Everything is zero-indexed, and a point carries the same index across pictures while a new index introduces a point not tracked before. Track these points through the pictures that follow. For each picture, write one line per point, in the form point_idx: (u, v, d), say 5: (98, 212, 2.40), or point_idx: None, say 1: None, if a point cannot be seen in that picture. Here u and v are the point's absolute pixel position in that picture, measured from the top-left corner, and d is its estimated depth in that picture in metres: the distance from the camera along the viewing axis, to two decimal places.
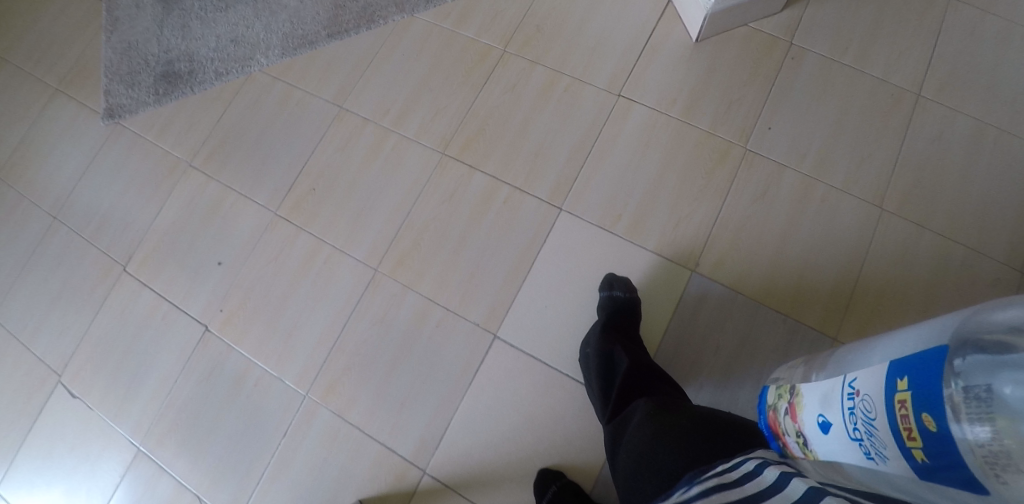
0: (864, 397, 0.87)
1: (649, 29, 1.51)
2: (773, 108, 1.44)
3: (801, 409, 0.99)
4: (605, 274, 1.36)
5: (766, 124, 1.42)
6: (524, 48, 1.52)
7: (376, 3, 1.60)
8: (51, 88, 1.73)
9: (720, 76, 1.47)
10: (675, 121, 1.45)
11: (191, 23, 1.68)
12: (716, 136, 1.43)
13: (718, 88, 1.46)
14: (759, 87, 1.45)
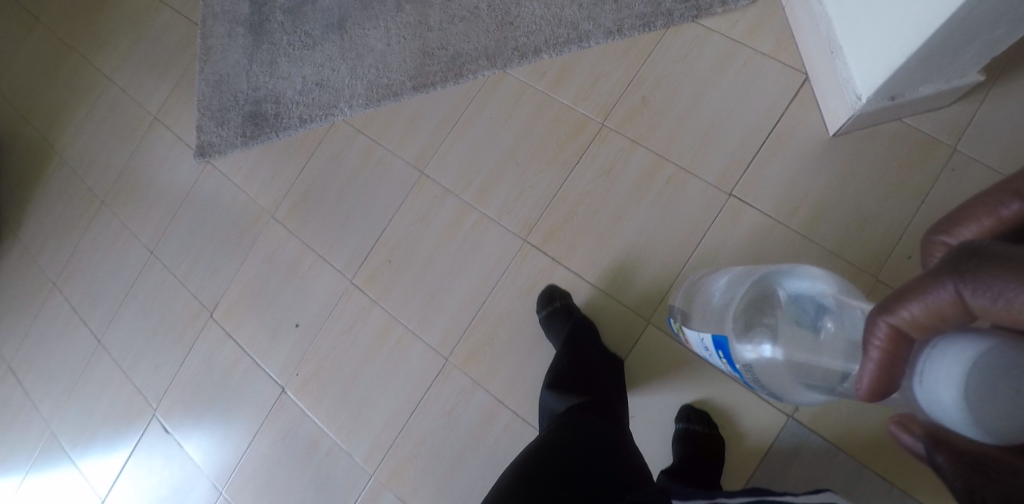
0: (714, 351, 0.95)
1: (777, 113, 1.30)
2: (918, 230, 1.22)
3: (687, 338, 1.05)
4: (683, 406, 1.21)
5: (905, 252, 1.21)
6: (624, 124, 1.34)
7: (467, 55, 1.46)
8: (149, 115, 1.73)
9: (857, 186, 1.26)
10: (794, 234, 1.25)
11: (280, 60, 1.63)
12: (843, 257, 1.23)
13: (852, 197, 1.26)
14: (904, 201, 1.24)
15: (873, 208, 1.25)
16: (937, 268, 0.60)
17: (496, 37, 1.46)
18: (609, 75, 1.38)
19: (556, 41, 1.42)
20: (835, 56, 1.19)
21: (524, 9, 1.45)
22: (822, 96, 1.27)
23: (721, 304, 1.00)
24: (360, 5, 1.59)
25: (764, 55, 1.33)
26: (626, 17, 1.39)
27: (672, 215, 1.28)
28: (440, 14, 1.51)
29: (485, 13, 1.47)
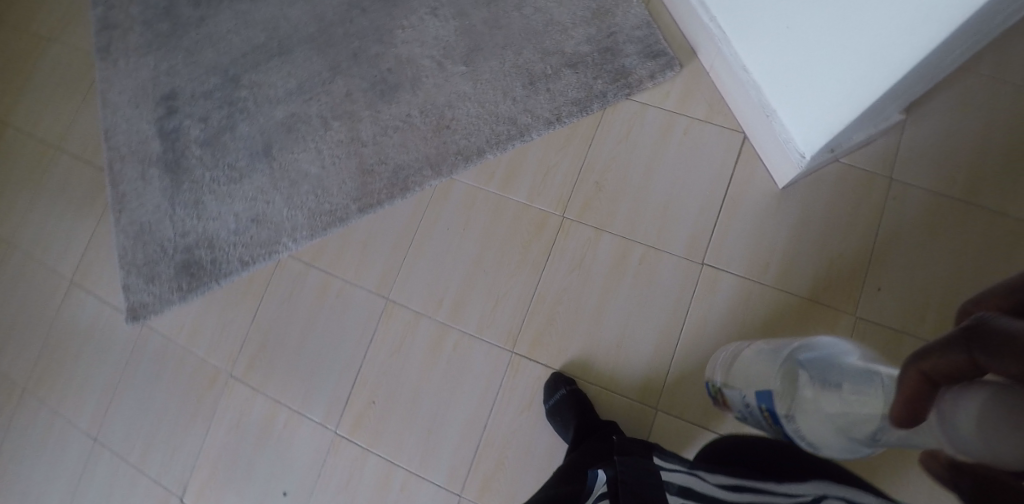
0: (750, 408, 0.96)
1: (728, 175, 1.32)
2: (880, 264, 1.25)
3: (728, 399, 1.06)
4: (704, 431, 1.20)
5: (874, 285, 1.24)
6: (584, 213, 1.34)
7: (409, 166, 1.43)
8: (65, 281, 1.57)
9: (815, 228, 1.28)
10: (771, 290, 1.26)
11: (205, 198, 1.50)
12: (820, 303, 1.24)
13: (814, 243, 1.27)
14: (861, 236, 1.26)
15: (836, 247, 1.26)
16: (951, 333, 0.58)
17: (435, 143, 1.43)
18: (558, 165, 1.37)
19: (497, 139, 1.40)
20: (772, 118, 1.21)
21: (458, 110, 1.43)
22: (767, 150, 1.29)
23: (762, 360, 1.00)
24: (282, 128, 1.50)
25: (701, 121, 1.35)
26: (562, 105, 1.40)
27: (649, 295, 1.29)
28: (372, 127, 1.46)
29: (419, 120, 1.45)
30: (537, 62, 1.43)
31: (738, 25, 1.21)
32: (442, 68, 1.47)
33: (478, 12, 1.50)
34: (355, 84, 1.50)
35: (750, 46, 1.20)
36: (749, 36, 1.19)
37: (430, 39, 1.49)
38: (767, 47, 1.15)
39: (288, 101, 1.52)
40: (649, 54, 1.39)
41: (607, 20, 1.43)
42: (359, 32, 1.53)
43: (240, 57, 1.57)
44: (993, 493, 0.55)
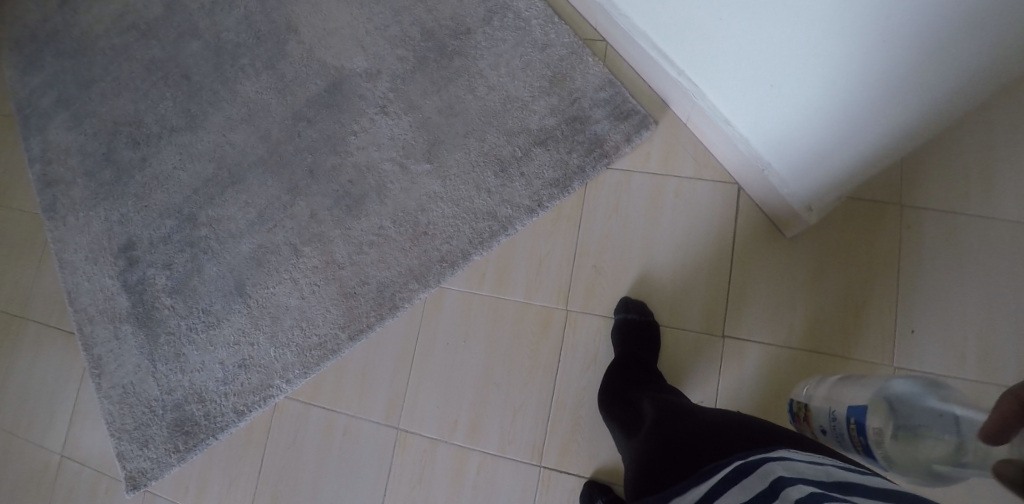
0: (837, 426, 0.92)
1: (731, 234, 1.24)
2: (908, 303, 1.17)
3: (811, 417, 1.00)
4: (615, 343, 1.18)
5: (908, 327, 1.16)
6: (589, 301, 1.26)
7: (392, 282, 1.33)
8: (54, 457, 1.42)
9: (835, 278, 1.20)
10: (801, 352, 1.17)
11: (185, 349, 1.39)
12: (856, 357, 1.16)
13: (837, 294, 1.19)
14: (883, 277, 1.18)
15: (862, 293, 1.18)
16: None
17: (415, 253, 1.33)
18: (552, 253, 1.28)
19: (480, 237, 1.31)
20: (777, 182, 1.16)
21: (433, 213, 1.34)
22: (768, 202, 1.21)
23: (848, 385, 0.96)
24: (252, 262, 1.41)
25: (691, 178, 1.27)
26: (540, 188, 1.31)
27: (676, 376, 1.20)
28: (345, 246, 1.37)
29: (394, 230, 1.35)
30: (503, 146, 1.34)
31: (724, 90, 1.13)
32: (405, 169, 1.37)
33: (430, 102, 1.40)
34: (318, 201, 1.40)
35: (740, 112, 1.13)
36: (741, 105, 1.12)
37: (385, 140, 1.40)
38: (771, 121, 1.08)
39: (250, 233, 1.43)
40: (619, 116, 1.30)
41: (566, 85, 1.33)
42: (310, 146, 1.45)
43: (192, 194, 1.49)
44: None
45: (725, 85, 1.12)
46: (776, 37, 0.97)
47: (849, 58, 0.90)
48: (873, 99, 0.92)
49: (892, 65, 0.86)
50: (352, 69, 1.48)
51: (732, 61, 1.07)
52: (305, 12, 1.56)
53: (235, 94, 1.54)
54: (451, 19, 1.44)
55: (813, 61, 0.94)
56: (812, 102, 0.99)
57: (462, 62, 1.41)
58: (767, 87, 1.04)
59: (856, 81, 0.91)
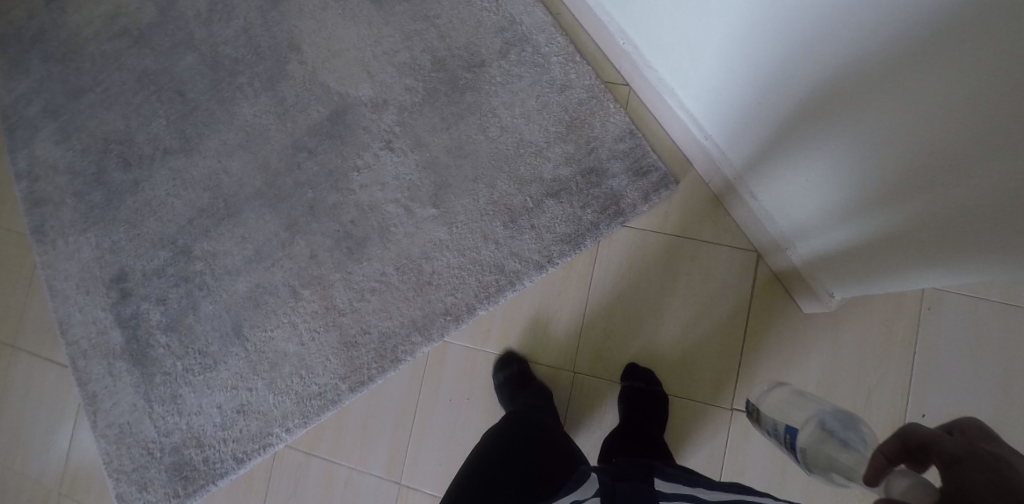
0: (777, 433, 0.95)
1: (745, 304, 1.22)
2: (920, 385, 1.16)
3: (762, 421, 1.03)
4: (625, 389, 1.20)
5: (918, 411, 1.15)
6: (597, 365, 1.24)
7: (394, 333, 1.29)
8: (53, 491, 1.41)
9: (848, 356, 1.18)
10: None
11: (182, 391, 1.35)
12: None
13: (850, 372, 1.18)
14: (897, 357, 1.17)
15: (874, 373, 1.17)
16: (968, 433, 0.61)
17: (419, 303, 1.28)
18: (562, 312, 1.25)
19: (486, 290, 1.26)
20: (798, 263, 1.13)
21: (438, 262, 1.28)
22: (788, 276, 1.18)
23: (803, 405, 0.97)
24: (249, 302, 1.36)
25: (707, 243, 1.23)
26: (551, 243, 1.25)
27: (682, 446, 1.20)
28: (346, 292, 1.32)
29: (397, 278, 1.30)
30: (513, 195, 1.27)
31: (751, 171, 1.09)
32: (410, 213, 1.31)
33: (439, 141, 1.33)
34: (318, 241, 1.34)
35: (766, 195, 1.09)
36: (766, 190, 1.08)
37: (390, 179, 1.33)
38: (793, 212, 1.05)
39: (248, 271, 1.37)
40: (637, 172, 1.24)
41: (581, 134, 1.27)
42: (311, 179, 1.37)
43: (187, 224, 1.43)
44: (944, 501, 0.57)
45: (752, 167, 1.08)
46: (798, 142, 0.93)
47: (864, 186, 0.86)
48: (884, 231, 0.88)
49: (902, 207, 0.82)
50: (356, 96, 1.39)
51: (758, 149, 1.03)
52: (309, 28, 1.45)
53: (232, 115, 1.46)
54: (464, 48, 1.35)
55: (832, 176, 0.90)
56: (830, 211, 0.96)
57: (474, 97, 1.33)
58: (790, 183, 1.01)
59: (870, 209, 0.88)
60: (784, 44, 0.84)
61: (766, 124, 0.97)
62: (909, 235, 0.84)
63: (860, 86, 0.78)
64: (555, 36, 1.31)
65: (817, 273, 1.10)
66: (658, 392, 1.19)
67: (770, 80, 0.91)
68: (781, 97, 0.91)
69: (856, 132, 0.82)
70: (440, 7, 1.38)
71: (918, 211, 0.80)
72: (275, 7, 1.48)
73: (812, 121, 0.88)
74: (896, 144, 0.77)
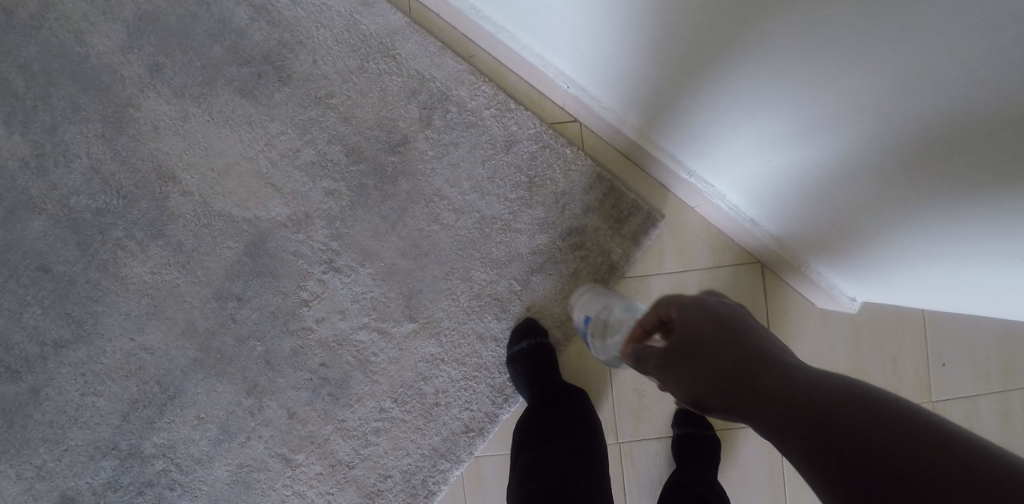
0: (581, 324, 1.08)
1: (763, 315, 1.15)
2: (935, 338, 1.14)
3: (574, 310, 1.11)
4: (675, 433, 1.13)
5: (937, 362, 1.14)
6: (638, 427, 1.15)
7: (419, 468, 1.14)
8: None
9: (869, 331, 1.15)
10: None
11: None
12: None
13: (873, 346, 1.15)
14: (911, 318, 1.14)
15: (892, 339, 1.15)
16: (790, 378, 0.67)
17: (435, 429, 1.14)
18: (588, 386, 1.15)
19: (503, 393, 1.14)
20: (813, 270, 1.08)
21: (440, 379, 1.14)
22: (799, 285, 1.13)
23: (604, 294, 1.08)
24: (237, 485, 1.16)
25: (710, 267, 1.15)
26: (553, 321, 1.14)
27: (741, 475, 1.15)
28: (347, 442, 1.15)
29: (400, 410, 1.14)
30: (496, 282, 1.13)
31: (740, 183, 1.01)
32: (386, 336, 1.14)
33: (389, 244, 1.14)
34: (291, 397, 1.15)
35: (765, 201, 1.01)
36: (764, 196, 1.00)
37: (348, 304, 1.14)
38: (798, 209, 0.98)
39: (222, 453, 1.16)
40: (617, 221, 1.13)
41: (548, 191, 1.13)
42: (254, 330, 1.15)
43: (123, 422, 1.17)
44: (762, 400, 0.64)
45: (738, 177, 1.00)
46: (789, 137, 0.86)
47: (880, 163, 0.80)
48: (918, 197, 0.81)
49: (934, 171, 0.75)
50: (269, 218, 1.15)
51: (742, 155, 0.95)
52: (177, 148, 1.17)
53: (123, 280, 1.17)
54: (379, 128, 1.14)
55: (843, 164, 0.84)
56: (850, 198, 0.89)
57: (411, 183, 1.14)
58: (792, 181, 0.93)
59: (896, 185, 0.81)
60: (743, 42, 0.78)
61: (741, 126, 0.90)
62: (950, 192, 0.77)
63: (849, 68, 0.72)
64: (478, 86, 1.14)
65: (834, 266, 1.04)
66: (710, 434, 1.12)
67: (739, 82, 0.84)
68: (754, 96, 0.84)
69: (861, 118, 0.76)
70: (330, 83, 1.15)
71: (952, 166, 0.73)
72: (121, 132, 1.17)
73: (803, 114, 0.81)
74: (904, 112, 0.72)
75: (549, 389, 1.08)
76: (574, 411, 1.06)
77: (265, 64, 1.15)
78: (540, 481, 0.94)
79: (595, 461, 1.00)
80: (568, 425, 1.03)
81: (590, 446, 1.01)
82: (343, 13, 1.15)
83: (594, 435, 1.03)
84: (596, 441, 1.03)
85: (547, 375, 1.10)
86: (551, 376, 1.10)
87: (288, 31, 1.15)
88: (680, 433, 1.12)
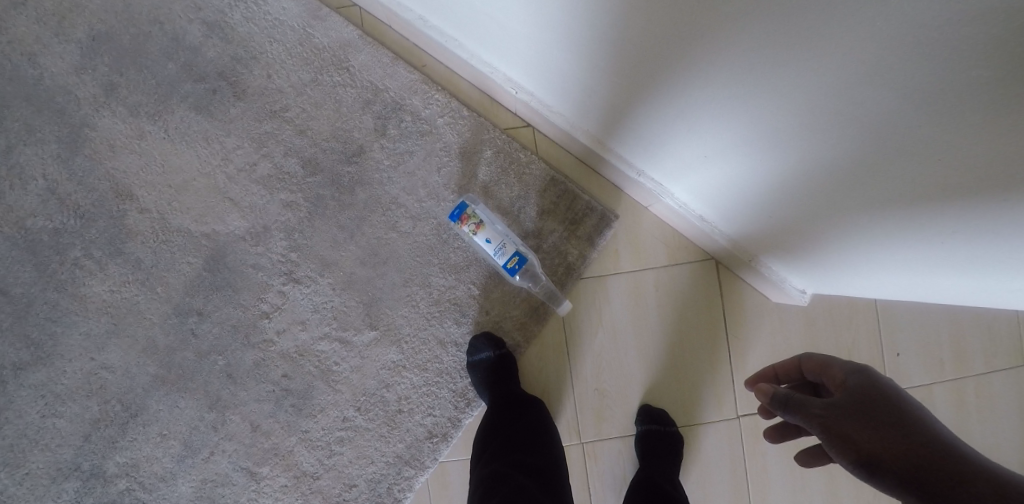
0: (496, 245, 1.10)
1: (721, 311, 1.17)
2: (888, 329, 1.16)
3: (481, 227, 1.10)
4: (638, 428, 1.14)
5: (892, 352, 1.16)
6: (601, 426, 1.16)
7: (384, 476, 1.15)
8: None
9: (824, 324, 1.16)
10: None
11: None
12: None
13: (830, 339, 1.16)
14: (864, 309, 1.16)
15: (847, 331, 1.16)
16: (877, 394, 0.62)
17: (398, 436, 1.15)
18: (550, 388, 1.16)
19: (465, 398, 1.14)
20: (763, 265, 1.09)
21: (402, 386, 1.14)
22: (752, 279, 1.14)
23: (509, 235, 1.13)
24: (202, 501, 1.17)
25: (665, 266, 1.16)
26: (513, 324, 1.15)
27: (706, 471, 1.16)
28: (312, 453, 1.15)
29: (363, 419, 1.15)
30: (455, 287, 1.14)
31: (693, 187, 1.02)
32: (347, 345, 1.14)
33: (348, 253, 1.15)
34: (254, 410, 1.16)
35: (718, 204, 1.02)
36: (716, 199, 1.01)
37: (309, 314, 1.15)
38: (752, 214, 0.99)
39: (185, 470, 1.17)
40: (573, 223, 1.15)
41: (503, 196, 1.15)
42: (215, 344, 1.16)
43: (85, 442, 1.18)
44: (876, 430, 0.60)
45: (691, 181, 1.01)
46: (742, 147, 0.86)
47: (827, 174, 0.80)
48: (874, 198, 0.79)
49: (877, 184, 0.76)
50: (227, 232, 1.16)
51: (696, 162, 0.95)
52: (133, 166, 1.17)
53: (82, 300, 1.17)
54: (334, 138, 1.16)
55: (793, 174, 0.84)
56: (800, 204, 0.89)
57: (368, 192, 1.15)
58: (745, 187, 0.94)
59: (840, 193, 0.81)
60: (686, 47, 0.76)
61: (695, 136, 0.90)
62: (908, 193, 0.75)
63: (784, 75, 0.71)
64: (430, 95, 1.16)
65: (785, 262, 1.05)
66: (674, 431, 1.13)
67: (691, 93, 0.83)
68: (704, 108, 0.83)
69: (802, 130, 0.76)
70: (284, 97, 1.16)
71: (899, 165, 0.72)
72: (76, 152, 1.17)
73: (751, 115, 0.79)
74: (848, 120, 0.71)
75: (502, 402, 1.09)
76: (528, 422, 1.06)
77: (219, 79, 1.17)
78: (496, 498, 0.93)
79: (556, 486, 0.99)
80: (523, 436, 1.04)
81: (544, 457, 1.02)
82: (296, 28, 1.16)
83: (548, 445, 1.04)
84: (551, 451, 1.03)
85: (500, 388, 1.10)
86: (504, 388, 1.10)
87: (241, 47, 1.16)
88: (644, 430, 1.13)
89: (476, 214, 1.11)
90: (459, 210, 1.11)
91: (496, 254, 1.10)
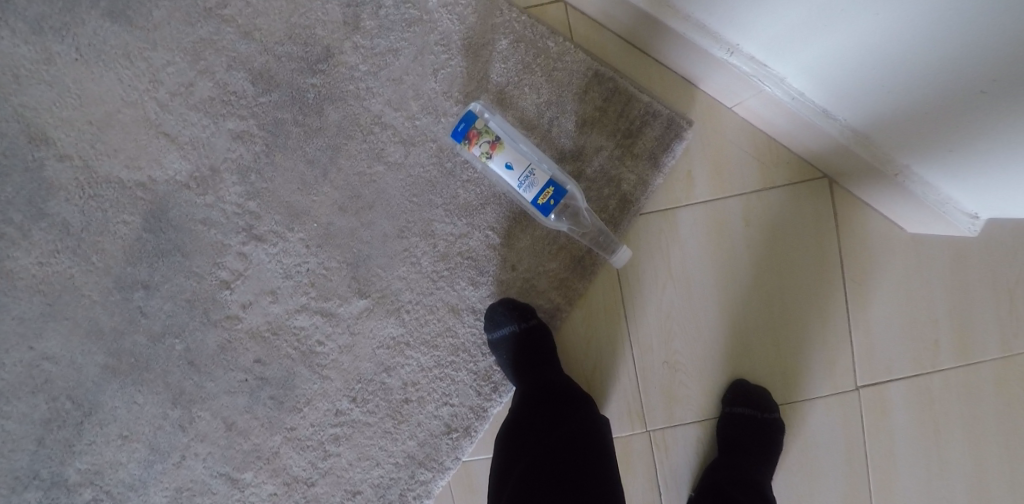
0: (520, 173, 0.77)
1: (840, 248, 0.83)
2: None
3: (497, 150, 0.77)
4: (726, 412, 0.82)
5: None
6: (670, 408, 0.85)
7: (394, 481, 0.89)
8: None
9: (976, 258, 0.81)
10: (960, 371, 0.82)
11: None
12: (1019, 354, 0.82)
13: (984, 277, 0.82)
14: None
15: (1009, 266, 0.81)
16: None
17: (407, 432, 0.88)
18: (603, 365, 0.85)
19: (491, 381, 0.87)
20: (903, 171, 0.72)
21: (407, 370, 0.87)
22: (881, 203, 0.80)
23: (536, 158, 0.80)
24: None
25: (757, 190, 0.82)
26: (550, 281, 0.84)
27: (813, 469, 0.84)
28: (302, 455, 0.90)
29: (362, 411, 0.88)
30: (467, 236, 0.84)
31: (830, 56, 0.65)
32: (332, 318, 0.87)
33: (322, 198, 0.85)
34: (226, 404, 0.90)
35: (867, 81, 0.65)
36: (868, 72, 0.64)
37: (280, 282, 0.87)
38: (919, 100, 0.64)
39: (155, 478, 0.92)
40: (626, 135, 0.82)
41: (526, 102, 0.82)
42: (170, 325, 0.90)
43: (39, 447, 0.92)
44: None
45: (819, 57, 0.66)
46: None
47: None
48: None
49: None
50: (167, 179, 0.87)
51: (853, 5, 0.58)
52: (45, 100, 0.88)
53: (9, 277, 0.90)
54: (292, 40, 0.84)
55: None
56: None
57: (341, 111, 0.84)
58: (941, 34, 0.56)
59: None
60: None
61: None
62: None
63: None
64: None
65: (952, 170, 0.69)
66: (773, 419, 0.82)
67: None
68: None
69: None
70: None
71: None
72: None
73: None
74: None
75: (538, 394, 0.79)
76: (574, 424, 0.76)
77: None
78: None
79: None
80: (567, 443, 0.74)
81: (598, 477, 0.72)
82: None
83: (604, 459, 0.74)
84: (608, 468, 0.73)
85: (533, 377, 0.80)
86: (540, 376, 0.80)
87: None
88: (729, 414, 0.82)
89: (488, 131, 0.77)
90: (465, 126, 0.78)
91: (521, 186, 0.77)
